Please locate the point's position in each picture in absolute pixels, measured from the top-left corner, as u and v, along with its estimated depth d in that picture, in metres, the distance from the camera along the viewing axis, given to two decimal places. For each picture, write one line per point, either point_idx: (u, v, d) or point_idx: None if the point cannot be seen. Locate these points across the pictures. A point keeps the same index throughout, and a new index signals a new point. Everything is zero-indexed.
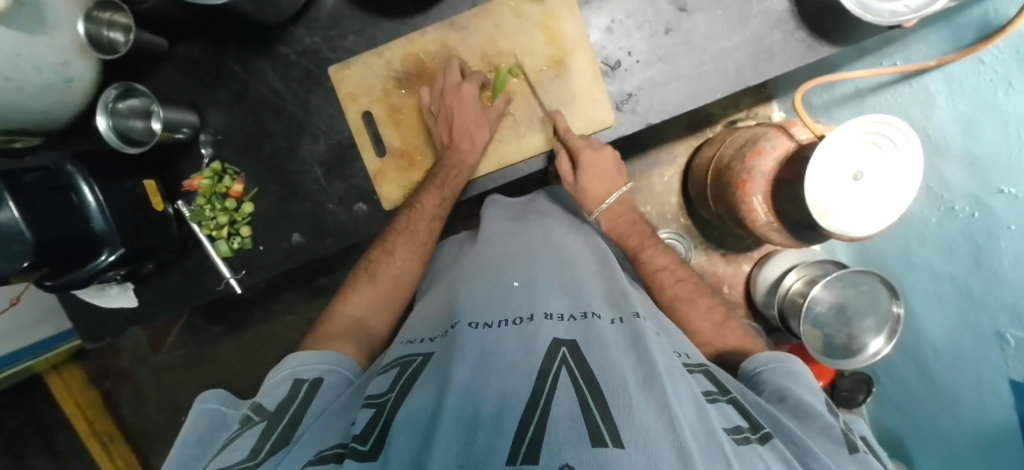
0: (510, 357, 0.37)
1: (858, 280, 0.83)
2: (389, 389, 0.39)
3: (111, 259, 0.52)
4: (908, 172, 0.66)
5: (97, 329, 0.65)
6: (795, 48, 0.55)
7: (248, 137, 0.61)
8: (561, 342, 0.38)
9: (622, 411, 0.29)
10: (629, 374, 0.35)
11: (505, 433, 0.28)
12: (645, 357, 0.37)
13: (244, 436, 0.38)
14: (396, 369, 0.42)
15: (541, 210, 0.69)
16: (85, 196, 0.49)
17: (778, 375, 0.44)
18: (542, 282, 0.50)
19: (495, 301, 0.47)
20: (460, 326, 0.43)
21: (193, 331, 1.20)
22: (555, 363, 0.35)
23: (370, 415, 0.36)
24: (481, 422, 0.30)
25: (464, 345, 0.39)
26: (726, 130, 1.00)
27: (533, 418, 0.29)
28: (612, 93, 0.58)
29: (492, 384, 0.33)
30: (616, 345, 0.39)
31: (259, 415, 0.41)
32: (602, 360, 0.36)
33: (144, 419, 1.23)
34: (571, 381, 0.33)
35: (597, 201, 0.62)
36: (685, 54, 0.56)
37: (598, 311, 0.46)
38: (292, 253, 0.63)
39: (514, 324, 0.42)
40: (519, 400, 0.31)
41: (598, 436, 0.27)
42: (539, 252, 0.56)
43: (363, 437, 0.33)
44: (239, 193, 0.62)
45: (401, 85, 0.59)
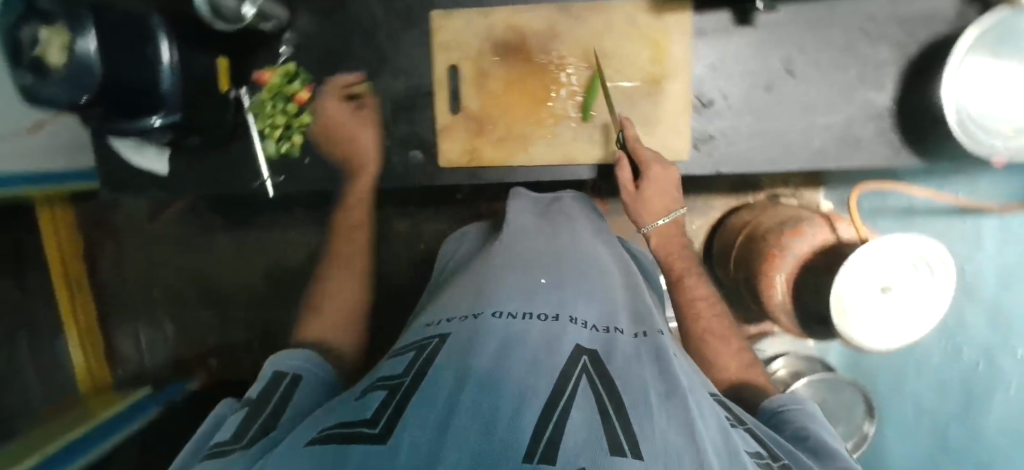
0: (531, 352, 0.37)
1: (840, 387, 0.83)
2: (405, 372, 0.38)
3: (161, 122, 0.51)
4: (935, 299, 0.69)
5: (121, 183, 0.65)
6: (884, 147, 0.54)
7: (330, 52, 0.61)
8: (583, 350, 0.38)
9: (642, 423, 0.30)
10: (651, 389, 0.35)
11: (523, 429, 0.28)
12: (667, 373, 0.37)
13: (233, 423, 0.37)
14: (412, 353, 0.41)
15: (567, 210, 0.68)
16: (161, 53, 0.48)
17: (797, 416, 0.43)
18: (568, 284, 0.49)
19: (521, 295, 0.46)
20: (484, 316, 0.42)
21: (194, 217, 1.19)
22: (576, 370, 0.35)
23: (382, 394, 0.34)
24: (499, 418, 0.28)
25: (486, 336, 0.39)
26: (769, 201, 1.00)
27: (551, 418, 0.29)
28: (695, 129, 0.57)
29: (512, 377, 0.33)
30: (638, 359, 0.39)
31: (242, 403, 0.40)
32: (624, 373, 0.36)
33: (120, 284, 1.22)
34: (592, 390, 0.33)
35: (650, 214, 0.54)
36: (777, 115, 0.55)
37: (623, 325, 0.45)
38: (334, 177, 0.62)
39: (540, 320, 0.42)
40: (539, 397, 0.31)
41: (618, 446, 0.27)
42: (573, 254, 0.56)
43: (371, 421, 0.30)
44: (304, 100, 0.61)
45: (496, 51, 0.57)
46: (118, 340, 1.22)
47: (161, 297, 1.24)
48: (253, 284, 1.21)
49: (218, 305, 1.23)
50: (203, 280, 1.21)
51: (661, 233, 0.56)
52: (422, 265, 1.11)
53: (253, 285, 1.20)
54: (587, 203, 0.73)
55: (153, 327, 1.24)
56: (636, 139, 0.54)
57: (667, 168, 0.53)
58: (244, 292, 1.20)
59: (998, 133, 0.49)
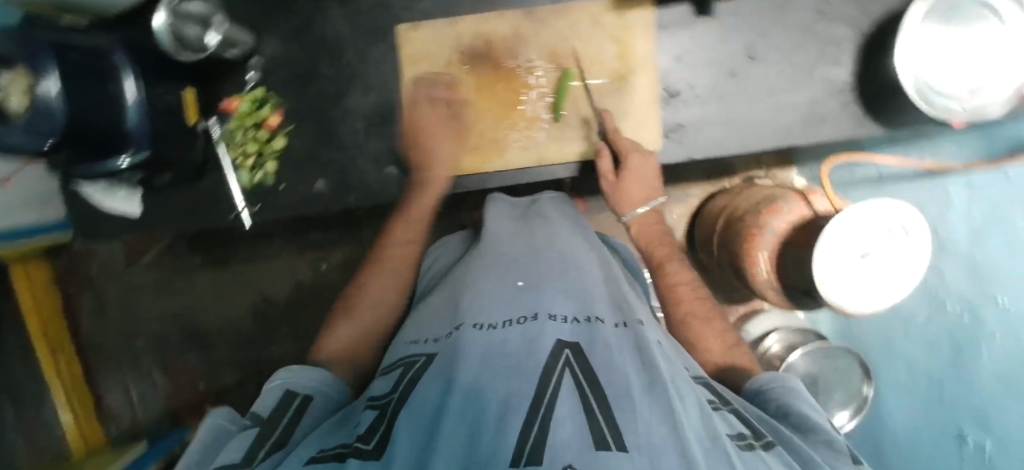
0: (513, 356, 0.37)
1: (837, 355, 0.86)
2: (393, 390, 0.40)
3: (129, 161, 0.50)
4: (914, 259, 0.69)
5: (91, 228, 0.63)
6: (848, 120, 0.56)
7: (296, 74, 0.60)
8: (565, 345, 0.38)
9: (625, 414, 0.31)
10: (633, 380, 0.35)
11: (509, 432, 0.29)
12: (648, 361, 0.38)
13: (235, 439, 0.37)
14: (399, 370, 0.43)
15: (543, 212, 0.68)
16: (125, 87, 0.47)
17: (777, 390, 0.43)
18: (547, 283, 0.49)
19: (500, 301, 0.46)
20: (465, 328, 0.42)
21: (174, 255, 1.17)
22: (558, 365, 0.36)
23: (374, 418, 0.37)
24: (483, 425, 0.30)
25: (467, 346, 0.39)
26: (745, 184, 1.02)
27: (536, 419, 0.30)
28: (665, 120, 0.58)
29: (496, 384, 0.34)
30: (620, 350, 0.40)
31: (252, 421, 0.40)
32: (606, 366, 0.36)
33: (101, 331, 1.19)
34: (575, 386, 0.34)
35: (632, 203, 0.55)
36: (743, 99, 0.57)
37: (603, 315, 0.46)
38: (310, 200, 0.62)
39: (520, 323, 0.42)
40: (522, 401, 0.32)
41: (602, 439, 0.28)
42: (551, 250, 0.56)
43: (367, 438, 0.34)
44: (274, 127, 0.61)
45: (465, 60, 0.58)
46: (106, 397, 1.19)
47: (146, 345, 1.19)
48: (239, 321, 1.17)
49: (202, 346, 1.18)
50: (186, 319, 1.18)
51: (642, 221, 0.58)
52: None
53: (238, 319, 1.17)
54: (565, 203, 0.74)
55: (138, 376, 1.19)
56: (616, 132, 0.55)
57: (645, 157, 0.55)
58: (230, 329, 1.17)
59: (951, 96, 0.51)
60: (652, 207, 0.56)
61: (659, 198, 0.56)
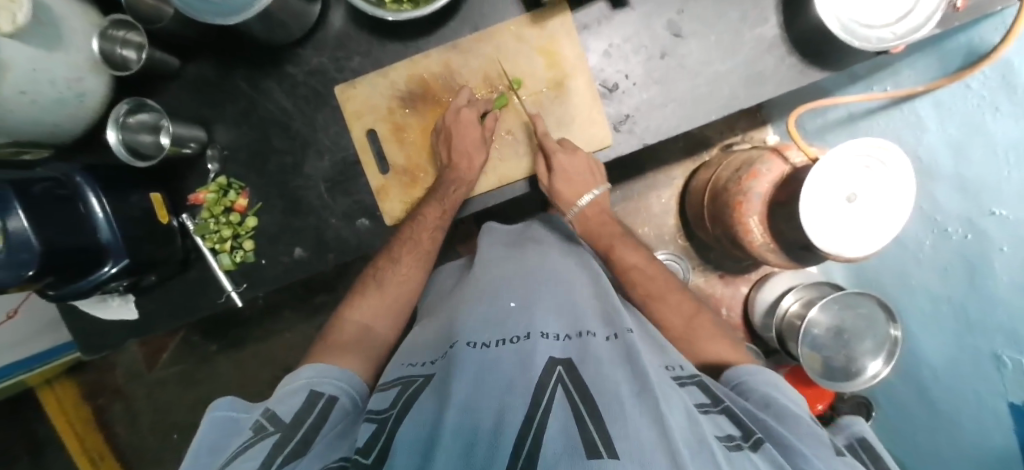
0: (507, 372, 0.37)
1: (857, 302, 0.83)
2: (391, 405, 0.40)
3: (114, 271, 0.53)
4: (902, 192, 0.68)
5: (97, 342, 0.65)
6: (787, 72, 0.56)
7: (253, 153, 0.63)
8: (558, 362, 0.38)
9: (617, 424, 0.30)
10: (623, 386, 0.35)
11: (504, 446, 0.29)
12: (637, 369, 0.38)
13: (255, 445, 0.39)
14: (397, 388, 0.43)
15: (539, 234, 0.70)
16: (92, 206, 0.50)
17: (761, 383, 0.46)
18: (538, 302, 0.50)
19: (493, 321, 0.47)
20: (459, 346, 0.43)
21: (190, 347, 1.19)
22: (552, 382, 0.35)
23: (372, 430, 0.36)
24: (479, 441, 0.30)
25: (462, 363, 0.39)
26: (722, 153, 1.01)
27: (529, 433, 0.29)
28: (610, 114, 0.59)
29: (489, 402, 0.33)
30: (611, 361, 0.40)
31: (273, 426, 0.41)
32: (597, 376, 0.36)
33: (137, 436, 1.20)
34: (568, 399, 0.33)
35: (574, 195, 0.60)
36: (680, 76, 0.57)
37: (594, 329, 0.46)
38: (292, 267, 0.63)
39: (512, 341, 0.42)
40: (515, 414, 0.31)
41: (593, 447, 0.27)
42: (538, 273, 0.57)
43: (367, 449, 0.34)
44: (243, 207, 0.63)
45: (405, 104, 0.61)
46: None
47: (181, 439, 1.20)
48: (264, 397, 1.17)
49: None
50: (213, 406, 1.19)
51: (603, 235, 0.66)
52: None
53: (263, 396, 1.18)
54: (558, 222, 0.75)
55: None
56: (548, 141, 0.57)
57: (572, 155, 0.57)
58: None
59: (879, 27, 0.51)
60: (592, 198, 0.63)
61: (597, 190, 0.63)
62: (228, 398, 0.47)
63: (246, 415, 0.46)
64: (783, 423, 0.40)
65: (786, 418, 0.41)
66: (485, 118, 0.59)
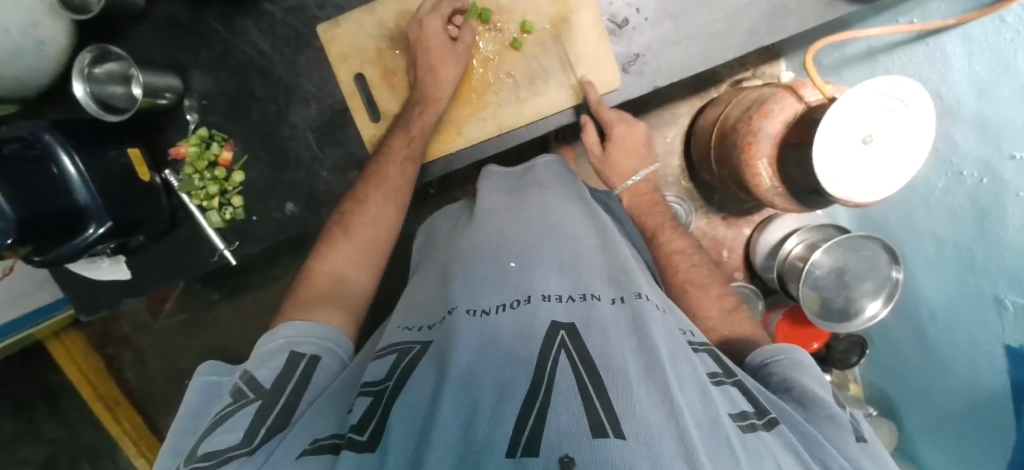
0: (510, 342, 0.35)
1: (860, 245, 0.82)
2: (387, 376, 0.37)
3: (99, 233, 0.50)
4: (919, 134, 0.65)
5: (91, 301, 0.64)
6: (813, 5, 0.51)
7: (234, 102, 0.59)
8: (560, 325, 0.37)
9: (623, 400, 0.28)
10: (630, 360, 0.33)
11: (504, 424, 0.27)
12: (646, 342, 0.36)
13: (240, 413, 0.37)
14: (393, 356, 0.40)
15: (540, 180, 0.64)
16: (66, 167, 0.47)
17: (783, 366, 0.46)
18: (540, 260, 0.47)
19: (492, 283, 0.44)
20: (458, 313, 0.40)
21: (192, 298, 1.19)
22: (553, 348, 0.34)
23: (368, 404, 0.34)
24: (479, 414, 0.28)
25: (462, 329, 0.37)
26: (732, 90, 0.96)
27: (532, 410, 0.27)
28: (619, 54, 0.55)
29: (490, 372, 0.32)
30: (616, 329, 0.37)
31: (253, 393, 0.39)
32: (602, 346, 0.34)
33: (149, 382, 1.24)
34: (571, 368, 0.31)
35: (625, 174, 0.65)
36: (697, 10, 0.52)
37: (599, 292, 0.44)
38: (286, 223, 0.61)
39: (512, 307, 0.40)
40: (519, 388, 0.30)
41: (600, 426, 0.25)
42: (539, 226, 0.53)
43: (360, 427, 0.31)
44: (228, 161, 0.59)
45: (395, 45, 0.55)
46: None
47: None
48: None
49: None
50: (220, 353, 1.21)
51: (633, 192, 0.66)
52: None
53: None
54: (556, 165, 0.69)
55: None
56: (598, 103, 0.54)
57: (631, 126, 0.61)
58: None
59: None
60: (643, 178, 0.65)
61: (650, 166, 0.66)
62: (209, 363, 0.44)
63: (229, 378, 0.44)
64: (801, 407, 0.41)
65: (805, 402, 0.41)
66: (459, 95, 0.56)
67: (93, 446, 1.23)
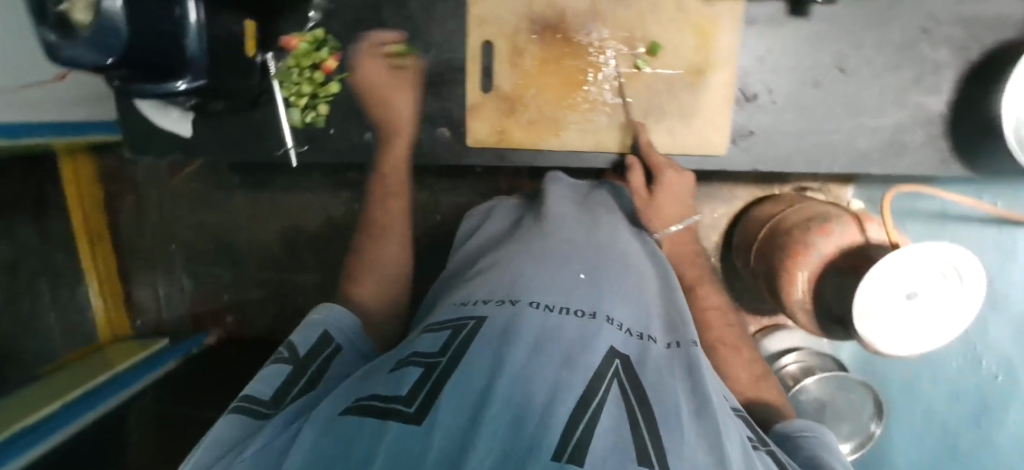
0: (568, 346, 0.36)
1: (852, 388, 0.83)
2: (440, 351, 0.37)
3: (186, 87, 0.51)
4: (960, 309, 0.67)
5: (144, 142, 0.64)
6: (932, 154, 0.54)
7: (360, 18, 0.59)
8: (616, 355, 0.37)
9: (672, 440, 0.29)
10: (684, 404, 0.34)
11: (554, 427, 0.27)
12: (698, 388, 0.36)
13: (269, 370, 0.38)
14: (448, 331, 0.40)
15: (606, 202, 0.63)
16: (188, 13, 0.46)
17: (812, 444, 0.43)
18: (607, 279, 0.47)
19: (558, 285, 0.44)
20: (521, 304, 0.41)
21: (214, 173, 1.19)
22: (610, 370, 0.35)
23: (419, 374, 0.33)
24: (528, 414, 0.28)
25: (523, 323, 0.38)
26: (796, 195, 0.97)
27: (582, 417, 0.28)
28: (735, 124, 0.55)
29: (543, 375, 0.32)
30: (670, 372, 0.38)
31: (286, 354, 0.41)
32: (656, 383, 0.35)
33: (139, 234, 1.24)
34: (621, 393, 0.33)
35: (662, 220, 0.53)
36: (823, 113, 0.53)
37: (655, 333, 0.44)
38: (358, 148, 0.61)
39: (579, 315, 0.40)
40: (566, 400, 0.30)
41: (645, 454, 0.27)
42: (606, 248, 0.52)
43: (409, 399, 0.30)
44: (330, 70, 0.60)
45: (534, 29, 0.55)
46: (136, 292, 1.25)
47: (179, 253, 1.24)
48: (268, 245, 1.20)
49: (231, 263, 1.22)
50: (219, 235, 1.22)
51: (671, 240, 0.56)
52: (437, 234, 1.04)
53: (266, 243, 1.20)
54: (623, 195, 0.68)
55: (170, 281, 1.25)
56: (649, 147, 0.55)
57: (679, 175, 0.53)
58: (259, 251, 1.21)
59: None
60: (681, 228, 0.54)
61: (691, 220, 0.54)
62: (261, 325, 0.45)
63: None
64: None
65: None
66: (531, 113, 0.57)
67: None
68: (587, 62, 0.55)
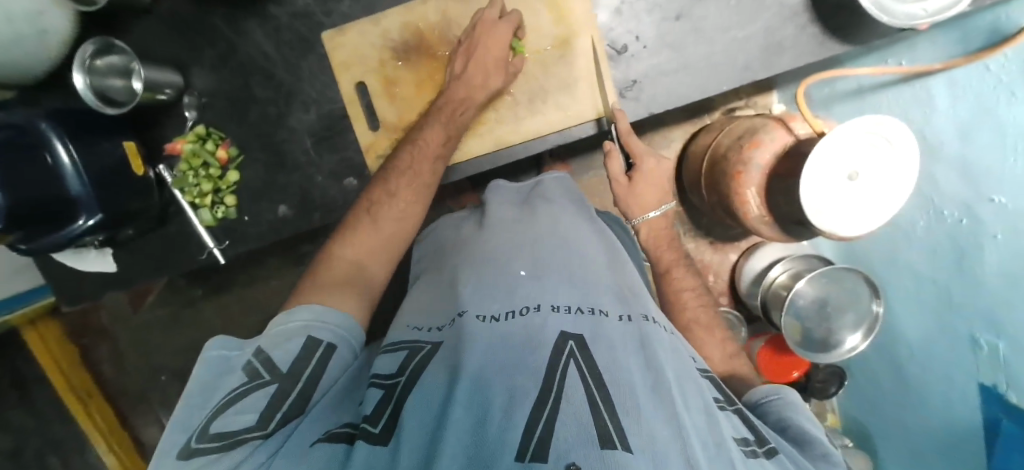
0: (518, 348, 0.36)
1: (843, 278, 0.84)
2: (399, 370, 0.39)
3: (90, 224, 0.50)
4: (904, 171, 0.66)
5: (74, 292, 0.63)
6: (807, 43, 0.54)
7: (234, 102, 0.59)
8: (569, 336, 0.37)
9: (630, 416, 0.29)
10: (638, 379, 0.34)
11: (515, 425, 0.28)
12: (653, 362, 0.37)
13: (251, 397, 0.37)
14: (404, 351, 0.41)
15: (548, 195, 0.63)
16: (60, 156, 0.47)
17: (777, 405, 0.45)
18: (549, 273, 0.47)
19: (500, 289, 0.45)
20: (468, 317, 0.41)
21: (174, 292, 1.17)
22: (563, 357, 0.34)
23: (380, 396, 0.36)
24: (492, 409, 0.29)
25: (473, 336, 0.38)
26: (724, 118, 0.99)
27: (542, 414, 0.28)
28: (617, 79, 0.56)
29: (501, 378, 0.32)
30: (624, 346, 0.38)
31: (268, 373, 0.39)
32: (610, 361, 0.35)
33: (123, 375, 1.21)
34: (580, 378, 0.32)
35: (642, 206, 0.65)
36: (694, 41, 0.55)
37: (606, 307, 0.44)
38: (277, 226, 0.61)
39: (521, 314, 0.40)
40: (529, 393, 0.30)
41: (607, 437, 0.26)
42: (548, 239, 0.52)
43: (374, 419, 0.33)
44: (224, 160, 0.59)
45: (398, 56, 0.56)
46: (142, 432, 1.23)
47: (169, 381, 1.22)
48: None
49: None
50: (200, 350, 1.20)
51: (652, 225, 0.66)
52: None
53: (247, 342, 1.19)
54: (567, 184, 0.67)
55: (169, 411, 1.22)
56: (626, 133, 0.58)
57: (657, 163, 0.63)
58: None
59: (909, 2, 0.49)
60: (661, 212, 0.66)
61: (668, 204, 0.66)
62: (220, 338, 0.44)
63: (240, 353, 0.42)
64: (798, 447, 0.40)
65: (802, 442, 0.40)
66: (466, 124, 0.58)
67: (58, 440, 1.19)
68: None
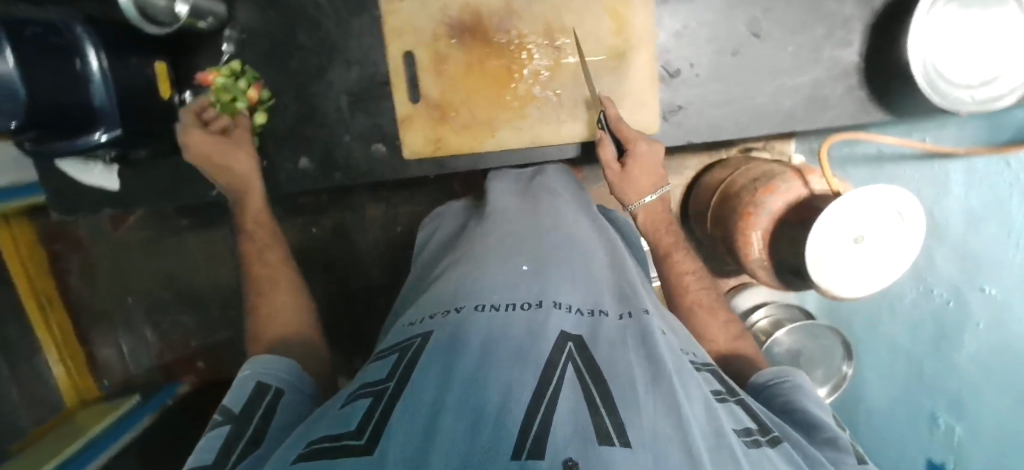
0: (516, 340, 0.34)
1: (823, 334, 0.86)
2: (387, 377, 0.35)
3: (104, 140, 0.48)
4: (905, 248, 0.69)
5: (71, 203, 0.61)
6: (851, 104, 0.55)
7: (275, 44, 0.58)
8: (569, 337, 0.36)
9: (630, 412, 0.29)
10: (638, 375, 0.33)
11: (510, 420, 0.25)
12: (653, 356, 0.36)
13: (204, 441, 0.35)
14: (395, 355, 0.38)
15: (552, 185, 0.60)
16: (90, 63, 0.45)
17: (785, 388, 0.46)
18: (552, 266, 0.46)
19: (503, 282, 0.43)
20: (466, 310, 0.39)
21: (160, 218, 1.14)
22: (563, 357, 0.33)
23: (367, 405, 0.32)
24: (484, 417, 0.26)
25: (470, 329, 0.36)
26: (741, 157, 0.99)
27: (539, 409, 0.27)
28: (662, 101, 0.57)
29: (497, 373, 0.30)
30: (624, 345, 0.37)
31: (222, 417, 0.38)
32: (610, 359, 0.34)
33: (93, 291, 1.18)
34: (576, 376, 0.31)
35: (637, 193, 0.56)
36: (745, 79, 0.55)
37: (607, 307, 0.43)
38: (295, 177, 0.61)
39: (523, 308, 0.39)
40: (521, 397, 0.28)
41: (605, 436, 0.26)
42: (552, 232, 0.51)
43: (358, 431, 0.28)
44: (255, 101, 0.57)
45: (452, 33, 0.55)
46: (99, 351, 1.20)
47: (138, 306, 1.19)
48: (230, 283, 1.17)
49: (196, 307, 1.19)
50: (178, 281, 1.18)
51: (648, 211, 0.58)
52: (400, 247, 1.03)
53: (227, 282, 1.17)
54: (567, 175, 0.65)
55: (133, 336, 1.20)
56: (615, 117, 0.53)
57: (652, 146, 0.54)
58: (221, 291, 1.18)
59: (962, 87, 0.49)
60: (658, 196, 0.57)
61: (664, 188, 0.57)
62: None
63: None
64: (805, 434, 0.41)
65: (809, 428, 0.41)
66: (502, 114, 0.57)
67: None
68: (511, 60, 0.55)
